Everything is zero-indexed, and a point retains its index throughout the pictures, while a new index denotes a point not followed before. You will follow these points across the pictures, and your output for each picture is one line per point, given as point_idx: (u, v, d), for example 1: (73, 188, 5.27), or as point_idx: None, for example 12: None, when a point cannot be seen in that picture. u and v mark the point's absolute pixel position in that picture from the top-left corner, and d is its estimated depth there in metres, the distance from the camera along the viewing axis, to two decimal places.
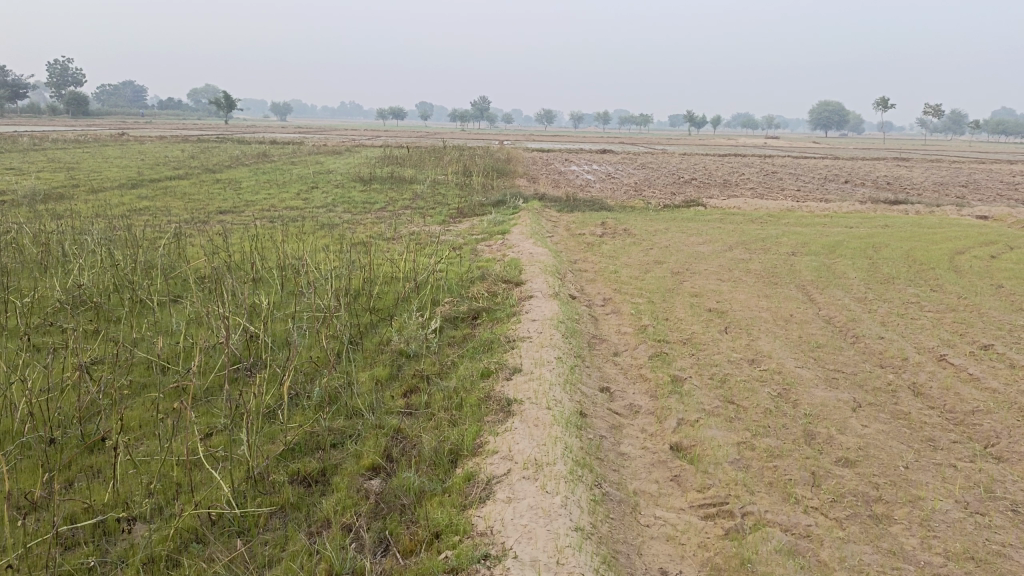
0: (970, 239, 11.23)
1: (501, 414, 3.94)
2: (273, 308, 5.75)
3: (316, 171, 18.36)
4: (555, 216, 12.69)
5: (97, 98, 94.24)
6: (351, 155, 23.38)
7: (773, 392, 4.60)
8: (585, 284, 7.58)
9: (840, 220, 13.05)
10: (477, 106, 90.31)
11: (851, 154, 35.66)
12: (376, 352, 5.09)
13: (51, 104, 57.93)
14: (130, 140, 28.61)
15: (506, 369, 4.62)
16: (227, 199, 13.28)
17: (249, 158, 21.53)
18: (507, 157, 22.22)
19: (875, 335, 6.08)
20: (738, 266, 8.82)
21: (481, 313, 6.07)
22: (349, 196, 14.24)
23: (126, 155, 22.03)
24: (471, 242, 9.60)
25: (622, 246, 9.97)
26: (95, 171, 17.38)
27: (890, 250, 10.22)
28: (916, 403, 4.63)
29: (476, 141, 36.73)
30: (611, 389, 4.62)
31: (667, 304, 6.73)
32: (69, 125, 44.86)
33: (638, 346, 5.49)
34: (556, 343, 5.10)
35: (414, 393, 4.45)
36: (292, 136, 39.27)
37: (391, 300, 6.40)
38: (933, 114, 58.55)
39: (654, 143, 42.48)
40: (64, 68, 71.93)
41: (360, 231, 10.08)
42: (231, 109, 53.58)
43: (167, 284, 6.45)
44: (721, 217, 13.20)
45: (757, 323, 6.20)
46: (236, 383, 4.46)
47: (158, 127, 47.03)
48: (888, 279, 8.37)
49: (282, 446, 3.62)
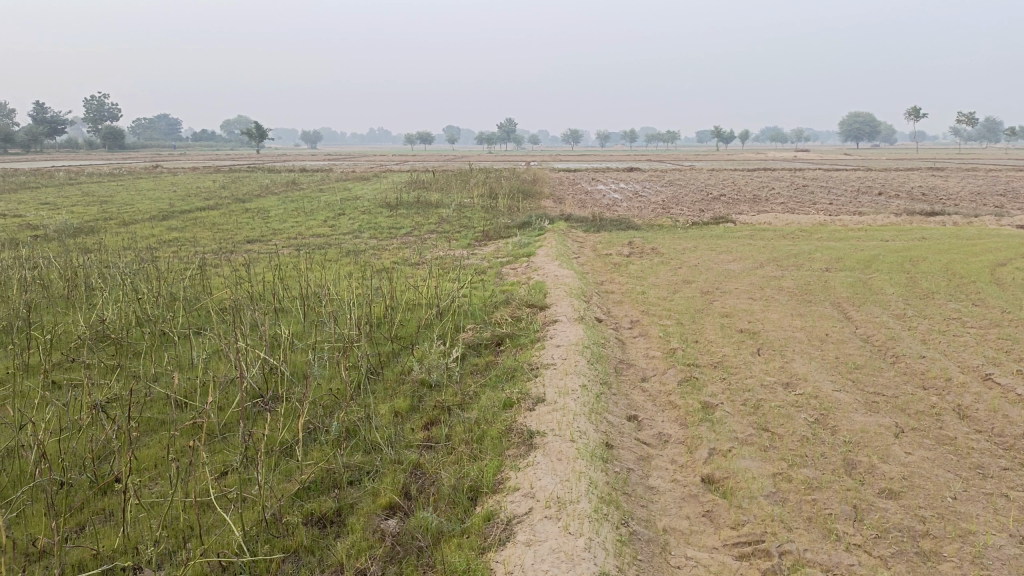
0: (1012, 250, 10.86)
1: (523, 447, 3.80)
2: (294, 339, 5.69)
3: (344, 198, 18.45)
4: (582, 237, 12.55)
5: (133, 131, 96.48)
6: (378, 181, 23.50)
7: (809, 418, 4.39)
8: (612, 306, 7.42)
9: (875, 234, 12.73)
10: (504, 128, 90.76)
11: (883, 165, 35.09)
12: (397, 383, 4.98)
13: (89, 139, 59.36)
14: (164, 172, 29.09)
15: (529, 399, 4.47)
16: (255, 228, 13.36)
17: (278, 187, 21.75)
18: (534, 178, 22.18)
19: (916, 354, 5.83)
20: (770, 284, 8.59)
21: (505, 338, 5.94)
22: (376, 221, 14.24)
23: (158, 186, 22.39)
24: (496, 265, 9.49)
25: (650, 266, 9.80)
26: (128, 203, 17.64)
27: (928, 264, 9.91)
28: (962, 427, 4.38)
29: (503, 163, 36.80)
30: (639, 418, 4.45)
31: (697, 326, 6.54)
32: (104, 158, 45.93)
33: (667, 371, 5.31)
34: (581, 369, 4.95)
35: (434, 425, 4.32)
36: (321, 164, 39.69)
37: (414, 327, 6.30)
38: (967, 122, 57.47)
39: (682, 160, 42.19)
40: (101, 103, 73.69)
41: (385, 257, 10.04)
42: (262, 138, 54.45)
43: (190, 317, 6.44)
44: (751, 233, 12.95)
45: (790, 344, 5.99)
46: (254, 418, 4.37)
47: (191, 158, 47.99)
48: (927, 294, 8.09)
49: (296, 484, 3.51)
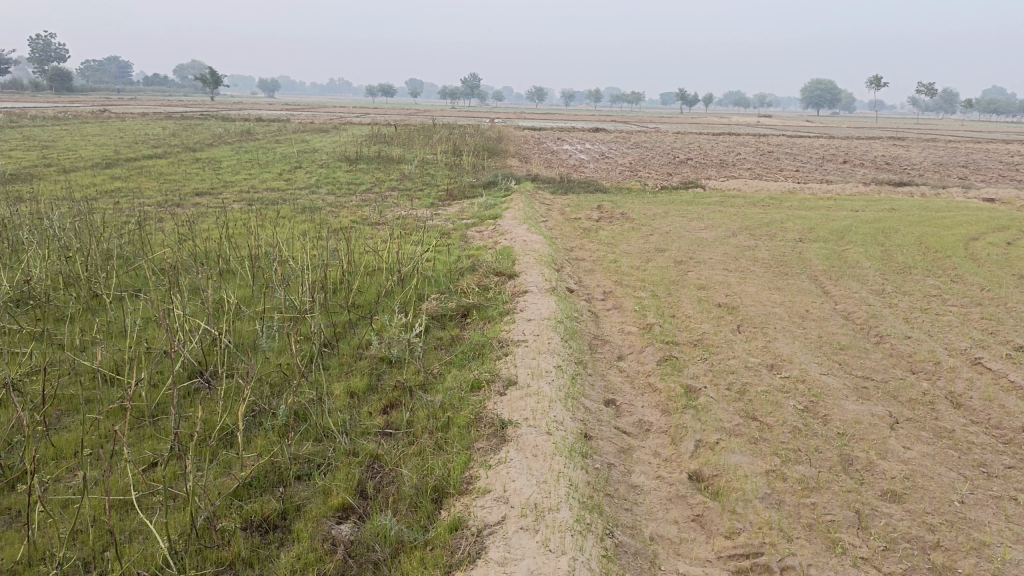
0: (982, 224, 10.75)
1: (494, 439, 3.42)
2: (240, 305, 5.23)
3: (301, 150, 17.72)
4: (549, 199, 12.11)
5: (82, 73, 92.65)
6: (337, 133, 22.69)
7: (799, 406, 4.08)
8: (583, 275, 7.04)
9: (845, 203, 12.53)
10: (468, 83, 89.06)
11: (845, 134, 35.18)
12: (354, 358, 4.55)
13: (33, 80, 56.70)
14: (112, 117, 27.76)
15: (498, 382, 4.08)
16: (205, 179, 12.67)
17: (232, 136, 20.84)
18: (498, 136, 21.56)
19: (901, 334, 5.57)
20: (744, 254, 8.29)
21: (471, 309, 5.52)
22: (334, 175, 13.61)
23: (105, 132, 21.30)
24: (460, 227, 9.04)
25: (621, 232, 9.42)
26: (70, 149, 16.70)
27: (900, 236, 9.71)
28: (959, 418, 4.13)
29: (467, 120, 35.82)
30: (618, 403, 4.10)
31: (673, 299, 6.21)
32: (51, 100, 44.11)
33: (645, 349, 4.96)
34: (555, 348, 4.56)
35: (394, 409, 3.92)
36: (279, 113, 38.32)
37: (372, 294, 5.84)
38: (927, 94, 57.92)
39: (648, 123, 41.79)
40: (46, 43, 70.24)
41: (342, 216, 9.50)
42: (218, 85, 52.46)
43: (126, 278, 5.92)
44: (721, 199, 12.67)
45: (772, 321, 5.67)
46: (190, 396, 3.93)
47: (144, 104, 46.27)
48: (904, 269, 7.86)
49: (235, 480, 3.09)
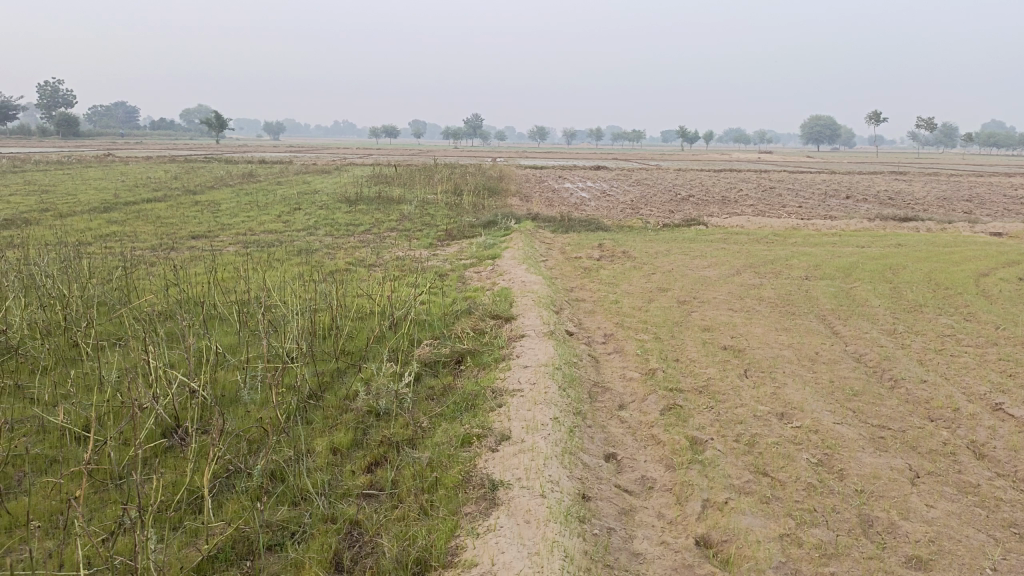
0: (991, 259, 10.52)
1: (484, 502, 3.17)
2: (224, 354, 5.01)
3: (302, 191, 17.64)
4: (550, 238, 11.94)
5: (89, 118, 93.71)
6: (339, 174, 22.67)
7: (813, 460, 3.83)
8: (583, 317, 6.81)
9: (850, 239, 12.33)
10: (470, 123, 89.86)
11: (845, 169, 35.22)
12: (340, 411, 4.30)
13: (40, 126, 57.27)
14: (115, 161, 27.89)
15: (490, 437, 3.84)
16: (202, 222, 12.55)
17: (233, 178, 20.82)
18: (499, 175, 21.50)
19: (917, 378, 5.31)
20: (749, 293, 8.06)
21: (465, 355, 5.29)
22: (333, 216, 13.47)
23: (107, 176, 21.30)
24: (458, 268, 8.84)
25: (622, 271, 9.21)
26: (70, 193, 16.64)
27: (909, 273, 9.48)
28: (984, 470, 3.86)
29: (469, 159, 35.97)
30: (619, 458, 3.85)
31: (677, 342, 5.96)
32: (58, 145, 44.46)
33: (648, 397, 4.70)
34: (551, 398, 4.31)
35: (379, 466, 3.67)
36: (282, 155, 38.38)
37: (363, 341, 5.61)
38: (927, 128, 58.10)
39: (649, 159, 41.89)
40: (55, 89, 71.21)
41: (339, 258, 9.32)
42: (223, 129, 52.85)
43: (108, 328, 5.72)
44: (724, 236, 12.48)
45: (780, 365, 5.42)
46: (161, 456, 3.71)
47: (149, 147, 46.59)
48: (915, 307, 7.62)
49: (200, 553, 2.85)
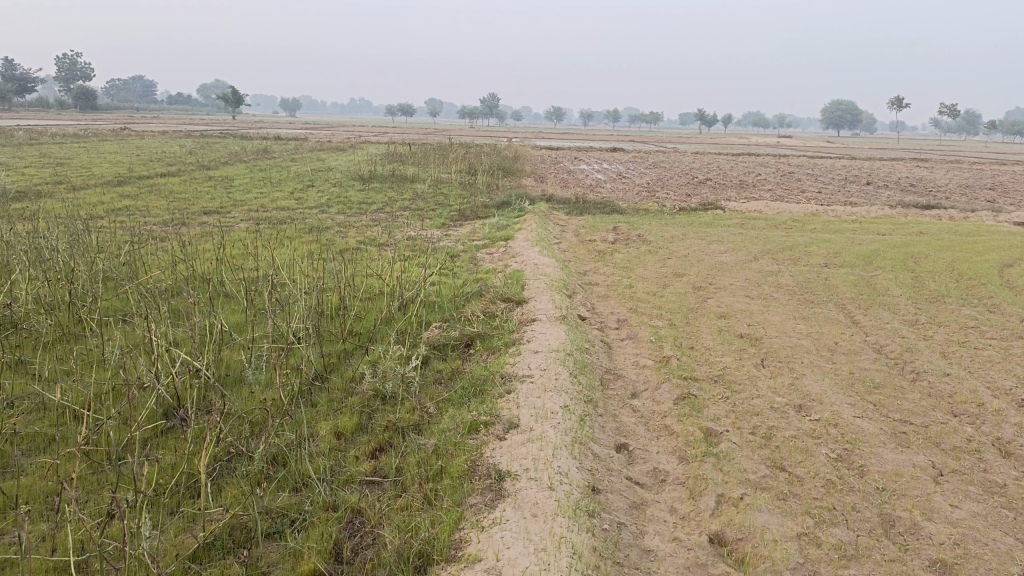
0: (1016, 249, 10.28)
1: (490, 493, 3.07)
2: (229, 332, 4.93)
3: (316, 168, 17.54)
4: (564, 220, 11.77)
5: (107, 92, 93.89)
6: (353, 152, 22.55)
7: (832, 455, 3.70)
8: (596, 302, 6.67)
9: (871, 226, 12.09)
10: (487, 103, 89.31)
11: (864, 155, 34.77)
12: (345, 394, 4.20)
13: (59, 99, 57.42)
14: (132, 135, 27.91)
15: (498, 424, 3.73)
16: (215, 197, 12.48)
17: (248, 154, 20.74)
18: (514, 155, 21.31)
19: (939, 371, 5.15)
20: (767, 280, 7.90)
21: (475, 339, 5.18)
22: (346, 194, 13.37)
23: (123, 149, 21.27)
24: (471, 249, 8.73)
25: (637, 255, 9.05)
26: (85, 166, 16.63)
27: (931, 262, 9.27)
28: (1010, 470, 3.72)
29: (485, 139, 35.75)
30: (630, 449, 3.73)
31: (692, 328, 5.83)
32: (77, 119, 44.66)
33: (661, 386, 4.57)
34: (562, 385, 4.19)
35: (384, 452, 3.57)
36: (297, 131, 38.14)
37: (371, 322, 5.51)
38: (950, 114, 57.14)
39: (665, 142, 41.51)
40: (73, 62, 71.29)
41: (350, 236, 9.21)
42: (239, 104, 52.69)
43: (114, 303, 5.65)
44: (742, 221, 12.28)
45: (798, 355, 5.28)
46: (162, 437, 3.64)
47: (166, 121, 46.62)
48: (937, 297, 7.43)
49: (196, 540, 2.77)
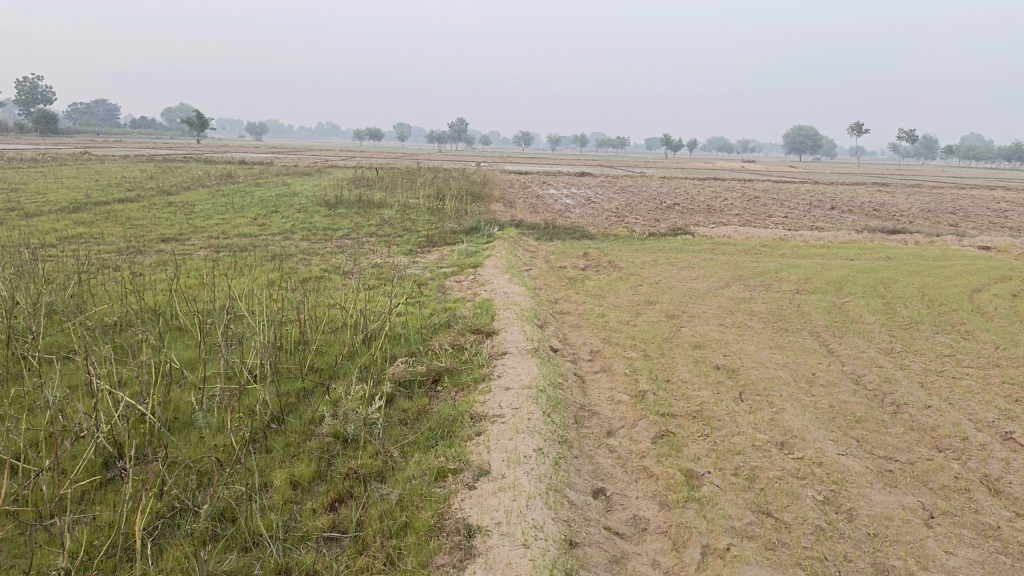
0: (982, 274, 10.32)
1: (459, 553, 2.83)
2: (181, 371, 4.66)
3: (280, 193, 17.24)
4: (533, 246, 11.61)
5: (68, 116, 92.38)
6: (320, 177, 22.24)
7: (819, 498, 3.52)
8: (568, 332, 6.48)
9: (839, 251, 12.11)
10: (455, 127, 89.45)
11: (827, 180, 35.31)
12: (303, 438, 3.95)
13: (18, 123, 56.27)
14: (92, 159, 27.31)
15: (467, 471, 3.50)
16: (174, 224, 12.12)
17: (211, 179, 20.34)
18: (483, 179, 21.17)
19: (920, 402, 5.02)
20: (740, 307, 7.78)
21: (443, 375, 4.95)
22: (311, 220, 13.08)
23: (82, 174, 20.76)
24: (438, 277, 8.51)
25: (608, 282, 8.90)
26: (40, 191, 16.13)
27: (901, 287, 9.25)
28: (1002, 509, 3.57)
29: (453, 163, 35.66)
30: (607, 494, 3.52)
31: (667, 360, 5.65)
32: (36, 142, 43.79)
33: (638, 423, 4.37)
34: (534, 425, 3.97)
35: (344, 503, 3.32)
36: (262, 156, 37.64)
37: (332, 357, 5.26)
38: (908, 141, 58.44)
39: (632, 167, 41.76)
40: (33, 85, 70.14)
41: (314, 264, 8.94)
42: (204, 128, 52.04)
43: (59, 339, 5.32)
44: (712, 246, 12.23)
45: (777, 387, 5.12)
46: (100, 492, 3.36)
47: (129, 145, 45.86)
48: (911, 325, 7.36)
49: None
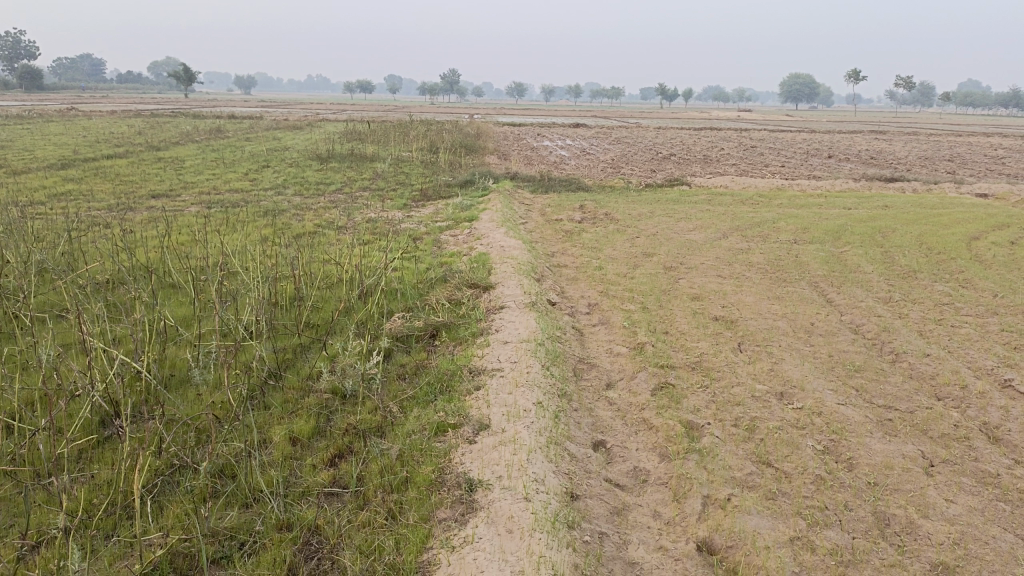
0: (981, 221, 10.27)
1: (461, 507, 2.83)
2: (176, 328, 4.61)
3: (272, 147, 17.04)
4: (529, 199, 11.50)
5: (53, 70, 90.71)
6: (311, 131, 21.96)
7: (819, 448, 3.51)
8: (566, 286, 6.43)
9: (836, 200, 12.02)
10: (448, 79, 88.12)
11: (823, 130, 34.98)
12: (301, 394, 3.92)
13: (2, 78, 55.30)
14: (79, 115, 26.91)
15: (467, 426, 3.48)
16: (165, 180, 11.98)
17: (201, 134, 20.06)
18: (476, 132, 20.91)
19: (919, 351, 5.01)
20: (738, 258, 7.74)
21: (441, 329, 4.92)
22: (304, 175, 12.94)
23: (70, 130, 20.47)
24: (434, 231, 8.43)
25: (605, 234, 8.84)
26: (28, 148, 15.90)
27: (899, 236, 9.20)
28: (1002, 457, 3.58)
29: (446, 116, 35.24)
30: (608, 446, 3.51)
31: (665, 312, 5.62)
32: (22, 98, 43.06)
33: (638, 375, 4.35)
34: (533, 379, 3.95)
35: (343, 459, 3.30)
36: (251, 109, 37.06)
37: (329, 312, 5.22)
38: (906, 88, 57.81)
39: (627, 117, 41.32)
40: (16, 40, 68.74)
41: (308, 219, 8.85)
42: (193, 82, 51.21)
43: (51, 298, 5.26)
44: (709, 197, 12.14)
45: (776, 338, 5.10)
46: (99, 450, 3.34)
47: (116, 100, 45.15)
48: (909, 273, 7.32)
49: (133, 569, 2.50)
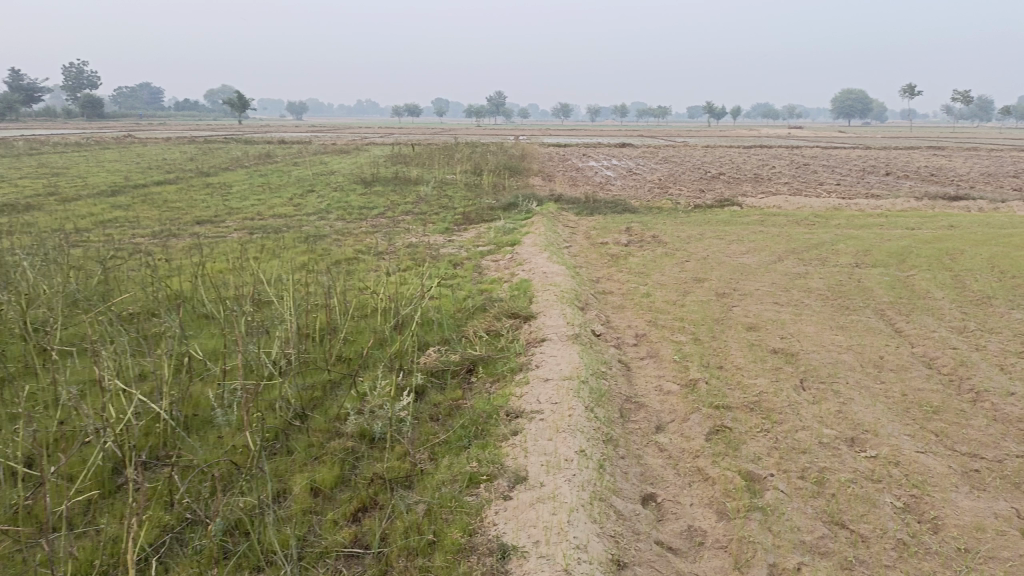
0: None
1: None
2: (204, 363, 4.42)
3: (317, 172, 17.06)
4: (574, 221, 11.20)
5: (114, 99, 93.91)
6: (358, 155, 22.05)
7: (899, 505, 3.12)
8: (611, 315, 6.09)
9: (897, 220, 11.46)
10: (493, 100, 88.35)
11: (877, 145, 34.01)
12: (327, 438, 3.66)
13: (66, 108, 57.26)
14: (134, 142, 27.57)
15: (503, 478, 3.18)
16: (210, 206, 11.99)
17: (250, 159, 20.26)
18: (521, 153, 20.71)
19: (1003, 389, 4.54)
20: (795, 283, 7.30)
21: (478, 364, 4.63)
22: (347, 199, 12.84)
23: (124, 157, 20.88)
24: (475, 256, 8.18)
25: (653, 258, 8.47)
26: (82, 176, 16.19)
27: (968, 258, 8.63)
28: None
29: (491, 138, 35.26)
30: (658, 501, 3.17)
31: (719, 344, 5.24)
32: (83, 127, 44.47)
33: (690, 417, 3.98)
34: (576, 423, 3.63)
35: (367, 514, 3.02)
36: (302, 135, 37.48)
37: (362, 345, 4.98)
38: (963, 102, 56.09)
39: (674, 136, 40.82)
40: (79, 71, 71.32)
41: (348, 245, 8.67)
42: (245, 106, 52.31)
43: (82, 331, 5.13)
44: (761, 217, 11.68)
45: (842, 374, 4.68)
46: (110, 501, 3.12)
47: (172, 128, 46.36)
48: (982, 299, 6.80)
49: None
